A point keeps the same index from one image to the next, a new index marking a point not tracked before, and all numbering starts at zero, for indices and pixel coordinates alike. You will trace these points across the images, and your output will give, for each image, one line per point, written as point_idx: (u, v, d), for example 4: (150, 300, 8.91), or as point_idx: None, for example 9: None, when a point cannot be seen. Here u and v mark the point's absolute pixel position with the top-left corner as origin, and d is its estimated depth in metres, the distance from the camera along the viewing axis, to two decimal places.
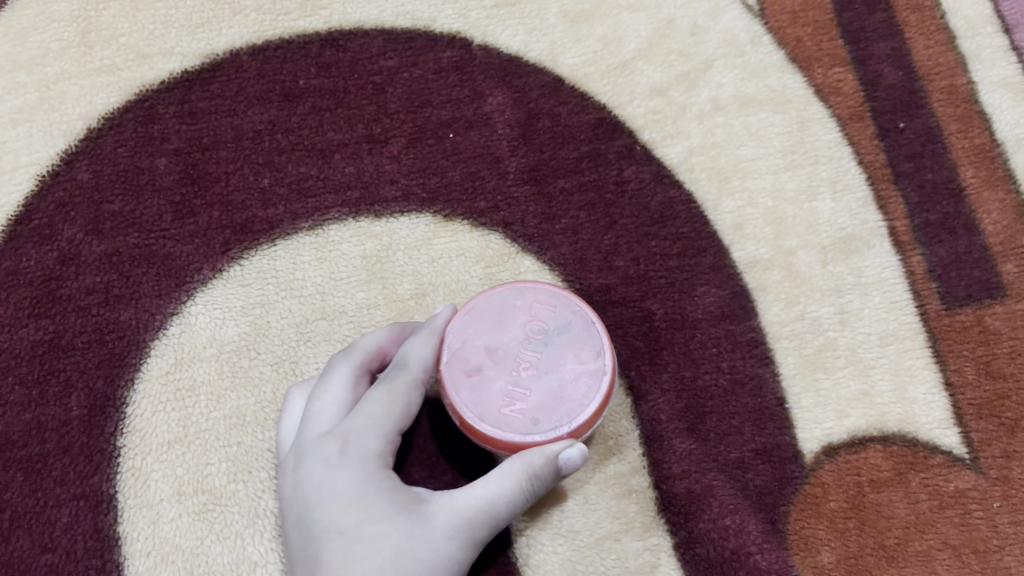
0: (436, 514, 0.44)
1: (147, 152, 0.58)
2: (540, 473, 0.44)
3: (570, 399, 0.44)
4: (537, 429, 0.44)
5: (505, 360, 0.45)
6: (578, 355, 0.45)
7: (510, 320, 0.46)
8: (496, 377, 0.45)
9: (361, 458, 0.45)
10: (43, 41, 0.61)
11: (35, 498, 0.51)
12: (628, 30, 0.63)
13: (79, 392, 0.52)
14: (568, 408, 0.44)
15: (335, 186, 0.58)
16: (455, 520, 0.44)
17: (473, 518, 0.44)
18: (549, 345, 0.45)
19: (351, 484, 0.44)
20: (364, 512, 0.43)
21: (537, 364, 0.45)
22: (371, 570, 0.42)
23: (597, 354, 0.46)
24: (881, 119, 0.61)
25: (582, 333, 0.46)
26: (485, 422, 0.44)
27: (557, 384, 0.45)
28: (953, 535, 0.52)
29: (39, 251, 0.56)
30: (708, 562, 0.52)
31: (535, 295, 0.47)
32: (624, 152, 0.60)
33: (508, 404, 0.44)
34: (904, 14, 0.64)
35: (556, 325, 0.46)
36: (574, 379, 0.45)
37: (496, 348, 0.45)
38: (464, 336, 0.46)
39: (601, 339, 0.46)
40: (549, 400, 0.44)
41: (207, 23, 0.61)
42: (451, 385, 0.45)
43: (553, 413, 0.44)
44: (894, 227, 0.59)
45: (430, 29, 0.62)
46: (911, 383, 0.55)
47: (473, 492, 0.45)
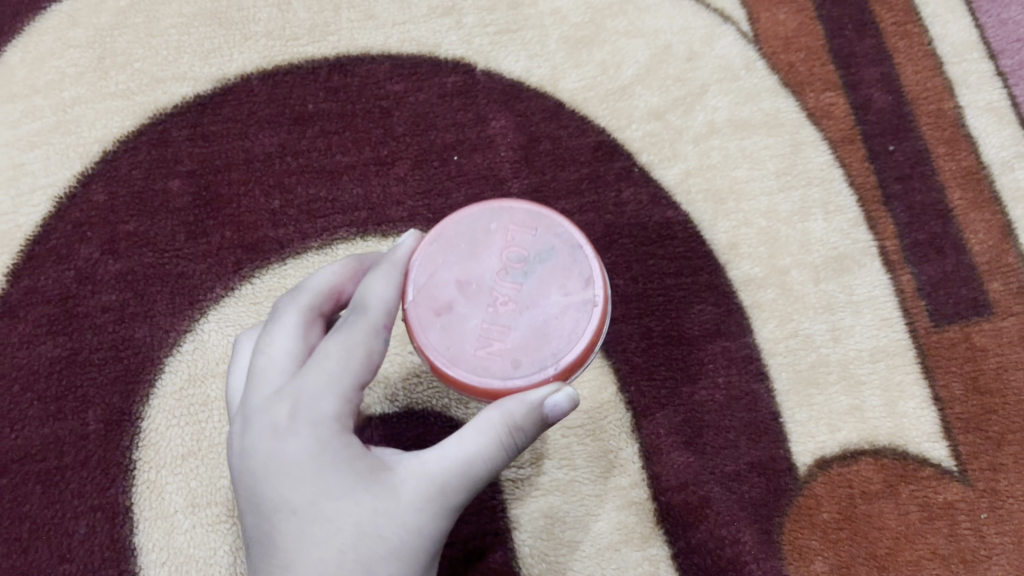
0: (403, 483, 0.40)
1: (160, 174, 0.60)
2: (521, 424, 0.40)
3: (556, 336, 0.41)
4: (518, 372, 0.40)
5: (479, 295, 0.41)
6: (563, 284, 0.42)
7: (485, 249, 0.42)
8: (471, 315, 0.41)
9: (314, 422, 0.40)
10: (61, 66, 0.63)
11: (54, 510, 0.52)
12: (626, 55, 0.65)
13: (96, 407, 0.54)
14: (554, 347, 0.41)
15: (343, 207, 0.60)
16: (424, 488, 0.40)
17: (446, 481, 0.40)
18: (529, 276, 0.42)
19: (304, 454, 0.40)
20: (320, 489, 0.40)
21: (516, 298, 0.41)
22: (330, 554, 0.39)
23: (584, 283, 0.42)
24: (871, 142, 0.64)
25: (567, 259, 0.42)
26: (459, 366, 0.41)
27: (540, 320, 0.41)
28: (941, 546, 0.54)
29: (56, 270, 0.57)
30: (705, 571, 0.53)
31: (512, 216, 0.43)
32: (623, 174, 0.62)
33: (485, 345, 0.41)
34: (894, 40, 0.66)
35: (536, 251, 0.42)
36: (559, 314, 0.41)
37: (469, 281, 0.42)
38: (432, 270, 0.42)
39: (587, 265, 0.43)
40: (531, 338, 0.41)
41: (219, 48, 0.63)
42: (420, 327, 0.41)
43: (536, 354, 0.40)
44: (884, 247, 0.61)
45: (435, 55, 0.64)
46: (901, 398, 0.57)
47: (446, 453, 0.41)
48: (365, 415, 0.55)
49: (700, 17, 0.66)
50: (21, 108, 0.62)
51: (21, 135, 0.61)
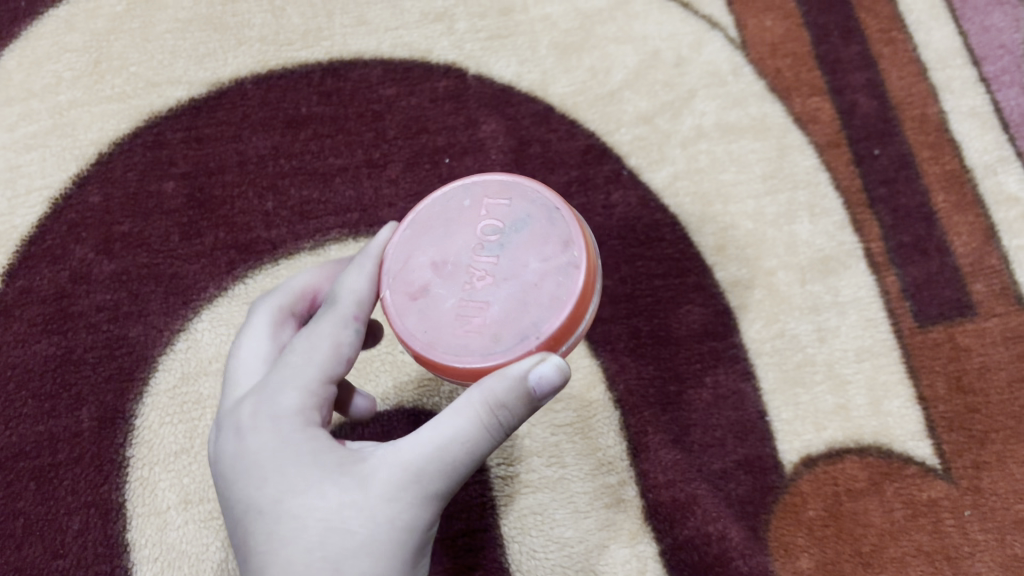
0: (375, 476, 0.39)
1: (155, 176, 0.61)
2: (501, 401, 0.38)
3: (534, 303, 0.40)
4: (499, 345, 0.40)
5: (455, 274, 0.41)
6: (539, 252, 0.41)
7: (459, 227, 0.43)
8: (448, 295, 0.41)
9: (277, 417, 0.41)
10: (57, 70, 0.64)
11: (47, 507, 0.53)
12: (616, 61, 0.66)
13: (90, 404, 0.55)
14: (533, 315, 0.40)
15: (335, 209, 0.60)
16: (397, 478, 0.39)
17: (422, 469, 0.39)
18: (505, 246, 0.41)
19: (266, 451, 0.40)
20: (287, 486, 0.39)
21: (492, 270, 0.41)
22: (297, 552, 0.38)
23: (561, 248, 0.41)
24: (856, 147, 0.65)
25: (543, 226, 0.42)
26: (438, 347, 0.40)
27: (518, 290, 0.40)
28: (925, 542, 0.55)
29: (51, 270, 0.58)
30: (692, 567, 0.54)
31: (485, 192, 0.44)
32: (612, 177, 0.63)
33: (463, 322, 0.40)
34: (879, 47, 0.68)
35: (511, 223, 0.42)
36: (537, 281, 0.40)
37: (445, 261, 0.42)
38: (410, 255, 0.43)
39: (566, 228, 0.42)
40: (510, 309, 0.40)
41: (214, 53, 0.64)
42: (398, 312, 0.42)
43: (515, 324, 0.40)
44: (869, 249, 0.62)
45: (427, 61, 0.65)
46: (886, 398, 0.58)
47: (421, 441, 0.39)
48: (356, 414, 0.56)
49: (688, 24, 0.67)
50: (18, 111, 0.63)
51: (17, 137, 0.62)
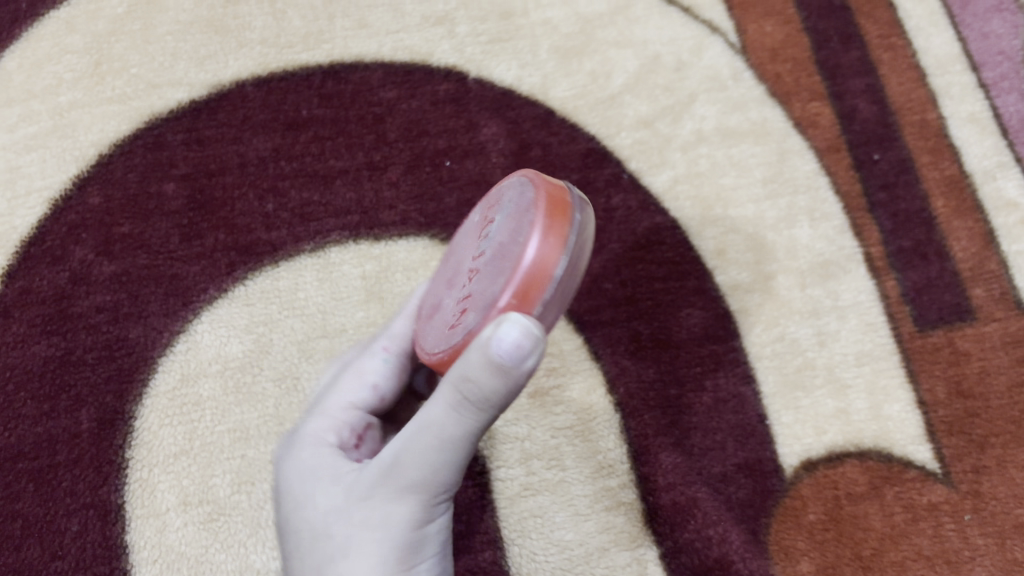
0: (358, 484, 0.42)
1: (155, 177, 0.61)
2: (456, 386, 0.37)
3: (496, 272, 0.37)
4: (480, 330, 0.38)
5: (458, 282, 0.41)
6: (512, 226, 0.38)
7: (469, 243, 0.43)
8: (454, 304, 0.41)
9: (304, 438, 0.46)
10: (57, 71, 0.64)
11: (46, 508, 0.53)
12: (616, 65, 0.66)
13: (89, 405, 0.55)
14: (490, 287, 0.37)
15: (335, 211, 0.60)
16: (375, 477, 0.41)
17: (399, 462, 0.39)
18: (489, 235, 0.40)
19: (289, 464, 0.46)
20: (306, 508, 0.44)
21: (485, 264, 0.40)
22: (304, 557, 0.43)
23: (525, 210, 0.37)
24: (856, 151, 0.65)
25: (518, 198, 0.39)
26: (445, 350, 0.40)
27: (492, 266, 0.38)
28: (925, 546, 0.55)
29: (51, 271, 0.58)
30: (692, 571, 0.54)
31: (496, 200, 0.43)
32: (613, 180, 0.63)
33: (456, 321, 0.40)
34: (878, 53, 0.68)
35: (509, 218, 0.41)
36: (501, 247, 0.38)
37: (458, 278, 0.43)
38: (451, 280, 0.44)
39: (532, 182, 0.39)
40: (485, 286, 0.38)
41: (214, 55, 0.64)
42: (426, 337, 0.43)
43: (483, 298, 0.37)
44: (869, 253, 0.62)
45: (428, 64, 0.65)
46: (886, 402, 0.58)
47: (400, 438, 0.40)
48: None
49: (688, 28, 0.67)
50: (18, 112, 0.62)
51: (17, 138, 0.62)
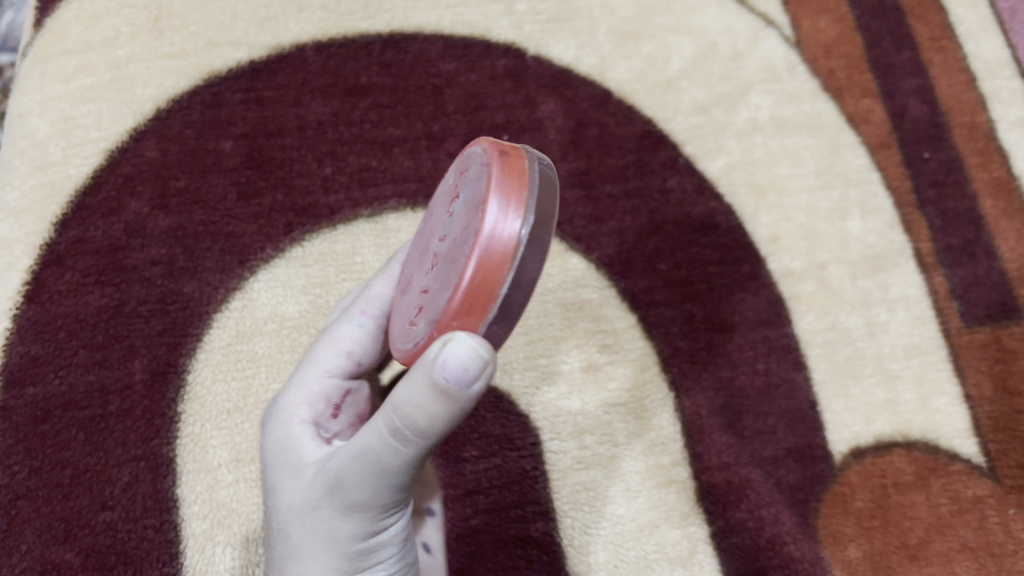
0: (318, 480, 0.40)
1: (213, 135, 0.61)
2: (387, 419, 0.36)
3: (445, 282, 0.35)
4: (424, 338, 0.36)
5: (426, 261, 0.39)
6: (463, 218, 0.36)
7: (437, 224, 0.41)
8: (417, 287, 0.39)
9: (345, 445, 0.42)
10: (116, 24, 0.63)
11: (97, 458, 0.53)
12: (673, 50, 0.66)
13: (142, 357, 0.55)
14: (442, 297, 0.35)
15: (393, 178, 0.60)
16: (324, 487, 0.39)
17: (346, 485, 0.39)
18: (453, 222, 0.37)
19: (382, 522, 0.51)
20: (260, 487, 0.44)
21: (438, 253, 0.37)
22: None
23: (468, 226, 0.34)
24: (906, 149, 0.65)
25: (474, 186, 0.36)
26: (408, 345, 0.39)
27: (441, 269, 0.36)
28: (970, 538, 0.54)
29: (106, 222, 0.58)
30: (743, 551, 0.54)
31: (464, 160, 0.39)
32: (668, 163, 0.63)
33: (415, 315, 0.38)
34: (929, 55, 0.67)
35: (463, 190, 0.37)
36: (451, 257, 0.35)
37: (427, 250, 0.40)
38: (417, 251, 0.42)
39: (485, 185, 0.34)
40: (437, 289, 0.35)
41: (274, 17, 0.64)
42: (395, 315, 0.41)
43: (433, 312, 0.36)
44: (918, 249, 0.62)
45: (487, 39, 0.65)
46: (933, 394, 0.58)
47: (350, 478, 0.38)
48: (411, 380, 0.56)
49: (745, 19, 0.67)
50: (75, 63, 0.62)
51: (73, 89, 0.61)
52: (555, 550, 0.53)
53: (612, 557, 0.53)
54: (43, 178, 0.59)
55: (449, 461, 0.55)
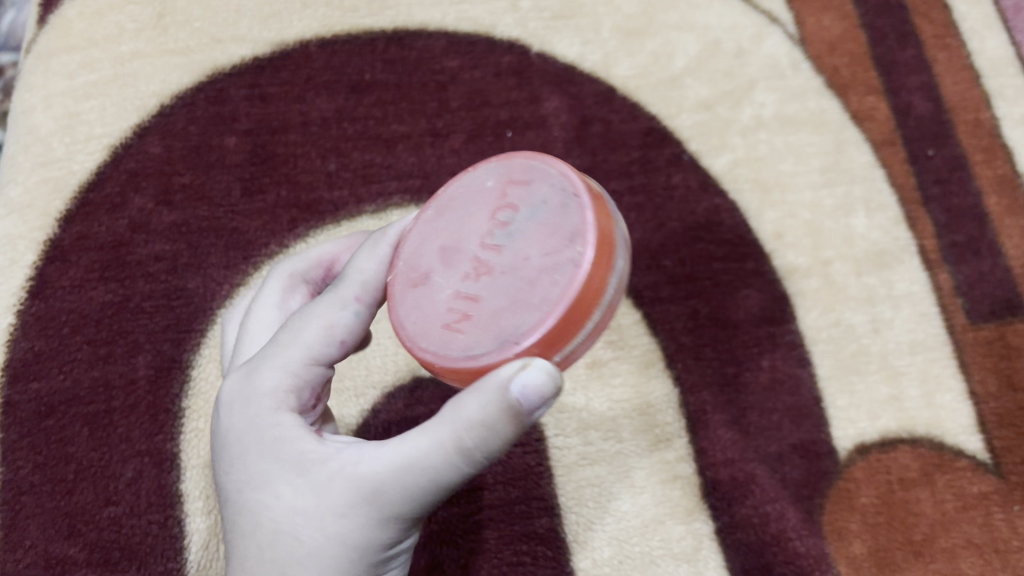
0: (345, 485, 0.38)
1: (217, 131, 0.61)
2: (455, 435, 0.36)
3: (525, 304, 0.36)
4: (479, 349, 0.36)
5: (457, 262, 0.38)
6: (544, 243, 0.37)
7: (454, 217, 0.40)
8: (443, 286, 0.38)
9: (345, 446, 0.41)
10: (120, 21, 0.64)
11: (101, 453, 0.53)
12: (677, 47, 0.66)
13: (146, 352, 0.55)
14: (523, 317, 0.36)
15: (398, 174, 0.61)
16: (353, 494, 0.38)
17: (384, 493, 0.38)
18: (512, 236, 0.37)
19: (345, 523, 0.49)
20: (235, 476, 0.41)
21: (492, 260, 0.37)
22: None
23: (566, 258, 0.36)
24: (910, 146, 0.64)
25: (559, 214, 0.37)
26: (424, 343, 0.38)
27: (508, 284, 0.36)
28: (975, 535, 0.54)
29: (111, 218, 0.59)
30: (749, 547, 0.54)
31: (514, 171, 0.40)
32: (673, 160, 0.63)
33: (452, 319, 0.37)
34: (934, 52, 0.67)
35: (526, 206, 0.38)
36: (533, 279, 0.36)
37: (451, 246, 0.39)
38: (421, 239, 0.40)
39: (581, 220, 0.37)
40: (505, 305, 0.36)
41: (278, 14, 0.64)
42: (397, 301, 0.39)
43: (501, 328, 0.36)
44: (923, 245, 0.61)
45: (491, 36, 0.65)
46: (938, 391, 0.58)
47: (391, 486, 0.38)
48: (414, 376, 0.56)
49: (749, 16, 0.67)
50: (78, 59, 0.63)
51: (77, 85, 0.62)
52: (560, 546, 0.53)
53: (617, 553, 0.53)
54: (46, 174, 0.60)
55: None
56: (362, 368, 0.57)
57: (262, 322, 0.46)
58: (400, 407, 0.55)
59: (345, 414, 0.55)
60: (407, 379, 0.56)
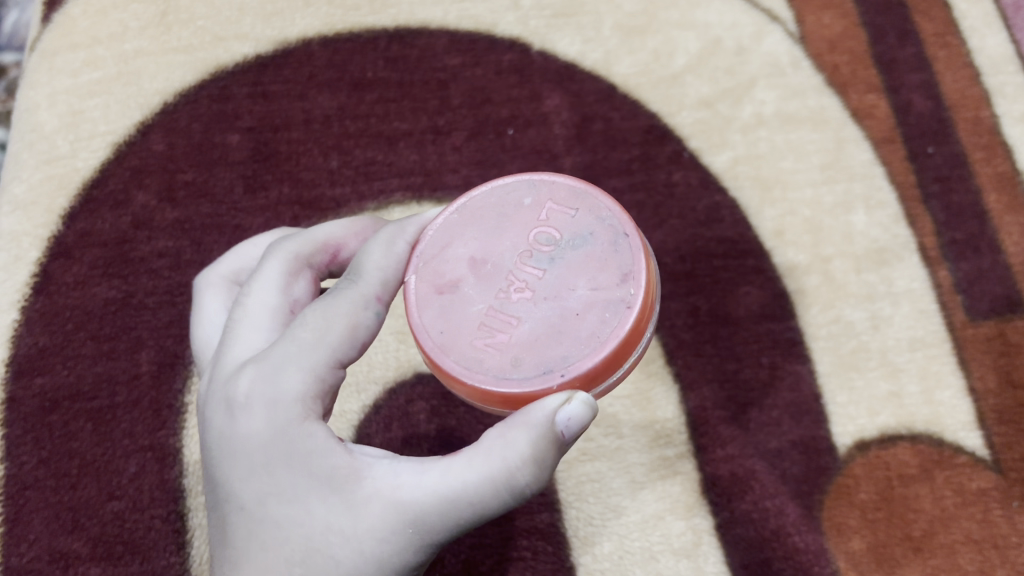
0: (386, 509, 0.38)
1: (220, 128, 0.61)
2: (508, 468, 0.37)
3: (569, 336, 0.38)
4: (515, 371, 0.38)
5: (492, 277, 0.40)
6: (592, 277, 0.39)
7: (487, 228, 0.41)
8: (475, 299, 0.39)
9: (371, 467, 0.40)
10: (124, 19, 0.64)
11: (104, 448, 0.53)
12: (678, 45, 0.66)
13: (149, 348, 0.55)
14: (567, 348, 0.38)
15: (399, 171, 0.61)
16: (394, 517, 0.37)
17: (426, 519, 0.37)
18: (555, 262, 0.39)
19: None
20: (257, 484, 0.39)
21: (533, 285, 0.39)
22: None
23: (613, 300, 0.38)
24: (910, 144, 0.64)
25: (606, 251, 0.40)
26: (449, 354, 0.39)
27: (551, 312, 0.38)
28: (974, 531, 0.54)
29: (114, 215, 0.59)
30: (748, 541, 0.54)
31: (555, 197, 0.42)
32: (673, 157, 0.63)
33: (486, 335, 0.38)
34: (934, 50, 0.67)
35: (569, 235, 0.40)
36: (579, 311, 0.38)
37: (485, 259, 0.40)
38: (448, 243, 0.41)
39: (629, 262, 0.39)
40: (544, 333, 0.38)
41: (281, 12, 0.64)
42: (419, 304, 0.40)
43: (541, 354, 0.38)
44: (923, 243, 0.61)
45: (492, 34, 0.65)
46: (937, 387, 0.58)
47: (434, 512, 0.37)
48: (416, 371, 0.56)
49: (750, 15, 0.67)
50: (82, 57, 0.63)
51: (81, 83, 0.63)
52: (560, 542, 0.54)
53: (616, 548, 0.54)
54: (50, 171, 0.60)
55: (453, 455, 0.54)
56: (364, 364, 0.57)
57: (262, 299, 0.44)
58: (401, 403, 0.56)
59: (348, 410, 0.56)
60: (408, 374, 0.57)
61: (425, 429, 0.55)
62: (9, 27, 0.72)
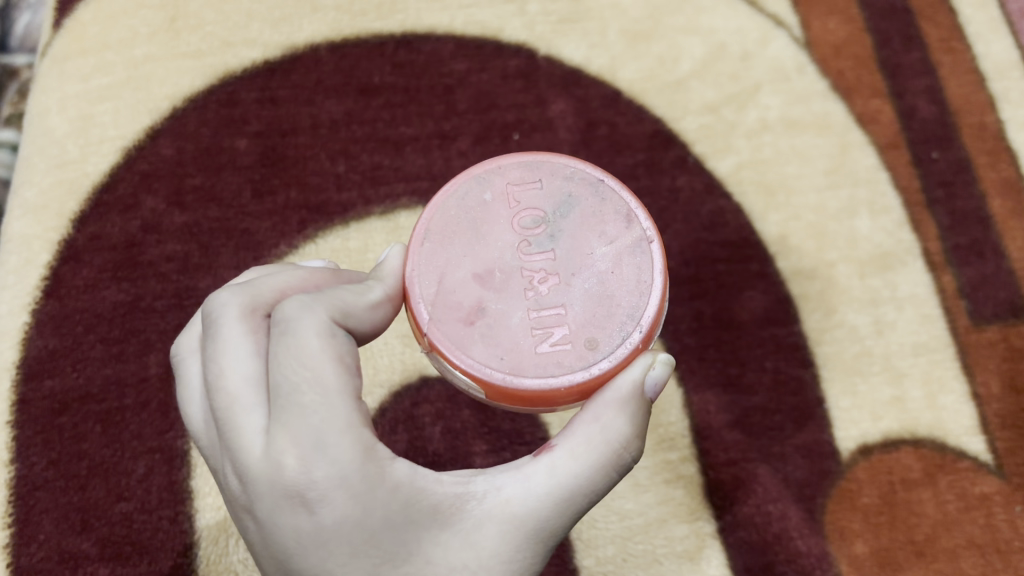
0: (504, 531, 0.36)
1: (228, 133, 0.62)
2: (617, 451, 0.38)
3: (620, 292, 0.39)
4: (594, 352, 0.38)
5: (509, 283, 0.39)
6: (600, 232, 0.40)
7: (476, 239, 0.40)
8: (513, 310, 0.39)
9: None
10: (133, 25, 0.65)
11: (113, 450, 0.54)
12: (683, 50, 0.67)
13: (158, 351, 0.56)
14: (628, 303, 0.39)
15: (406, 176, 0.61)
16: (517, 536, 0.36)
17: (546, 529, 0.37)
18: (558, 237, 0.40)
19: None
20: (362, 558, 0.35)
21: (554, 267, 0.39)
22: None
23: (636, 244, 0.40)
24: (914, 149, 0.64)
25: (595, 202, 0.41)
26: (525, 375, 0.38)
27: (595, 289, 0.39)
28: (977, 535, 0.54)
29: (123, 219, 0.60)
30: (750, 545, 0.54)
31: (509, 178, 0.42)
32: (678, 162, 0.63)
33: (545, 336, 0.38)
34: (939, 55, 0.67)
35: (551, 207, 0.41)
36: (612, 268, 0.40)
37: (489, 270, 0.39)
38: (442, 274, 0.40)
39: (620, 200, 0.42)
40: (597, 308, 0.39)
41: (289, 18, 0.65)
42: (460, 343, 0.38)
43: (605, 324, 0.38)
44: (927, 248, 0.62)
45: (498, 39, 0.66)
46: (940, 392, 0.58)
47: (549, 521, 0.37)
48: (421, 374, 0.57)
49: (755, 20, 0.67)
50: (93, 62, 0.64)
51: (91, 88, 0.63)
52: (563, 545, 0.54)
53: (620, 551, 0.54)
54: (62, 175, 0.61)
55: (459, 460, 0.55)
56: (371, 367, 0.57)
57: (239, 374, 0.37)
58: (407, 405, 0.56)
59: None
60: (413, 378, 0.57)
61: (432, 431, 0.56)
62: (20, 30, 0.73)
